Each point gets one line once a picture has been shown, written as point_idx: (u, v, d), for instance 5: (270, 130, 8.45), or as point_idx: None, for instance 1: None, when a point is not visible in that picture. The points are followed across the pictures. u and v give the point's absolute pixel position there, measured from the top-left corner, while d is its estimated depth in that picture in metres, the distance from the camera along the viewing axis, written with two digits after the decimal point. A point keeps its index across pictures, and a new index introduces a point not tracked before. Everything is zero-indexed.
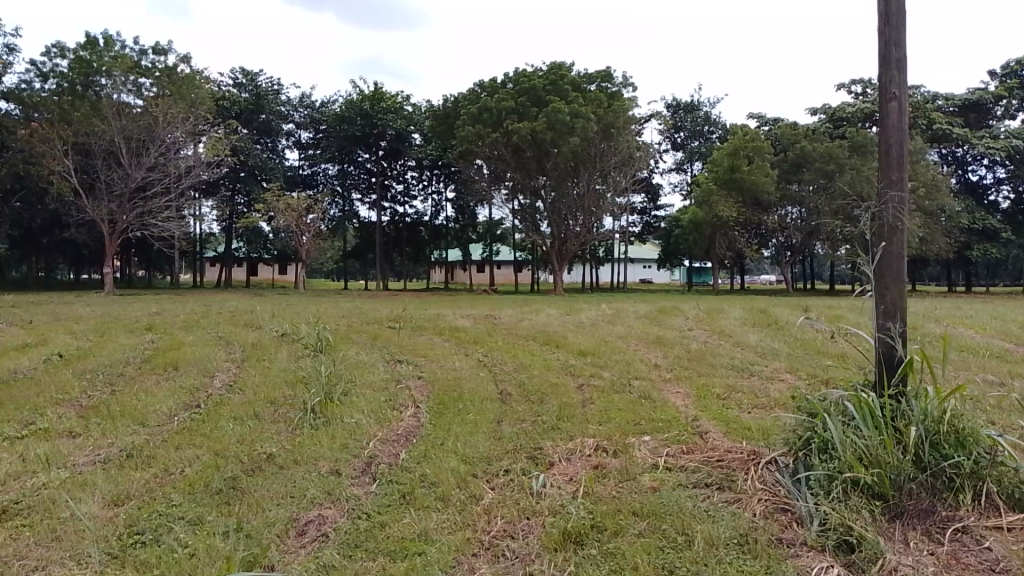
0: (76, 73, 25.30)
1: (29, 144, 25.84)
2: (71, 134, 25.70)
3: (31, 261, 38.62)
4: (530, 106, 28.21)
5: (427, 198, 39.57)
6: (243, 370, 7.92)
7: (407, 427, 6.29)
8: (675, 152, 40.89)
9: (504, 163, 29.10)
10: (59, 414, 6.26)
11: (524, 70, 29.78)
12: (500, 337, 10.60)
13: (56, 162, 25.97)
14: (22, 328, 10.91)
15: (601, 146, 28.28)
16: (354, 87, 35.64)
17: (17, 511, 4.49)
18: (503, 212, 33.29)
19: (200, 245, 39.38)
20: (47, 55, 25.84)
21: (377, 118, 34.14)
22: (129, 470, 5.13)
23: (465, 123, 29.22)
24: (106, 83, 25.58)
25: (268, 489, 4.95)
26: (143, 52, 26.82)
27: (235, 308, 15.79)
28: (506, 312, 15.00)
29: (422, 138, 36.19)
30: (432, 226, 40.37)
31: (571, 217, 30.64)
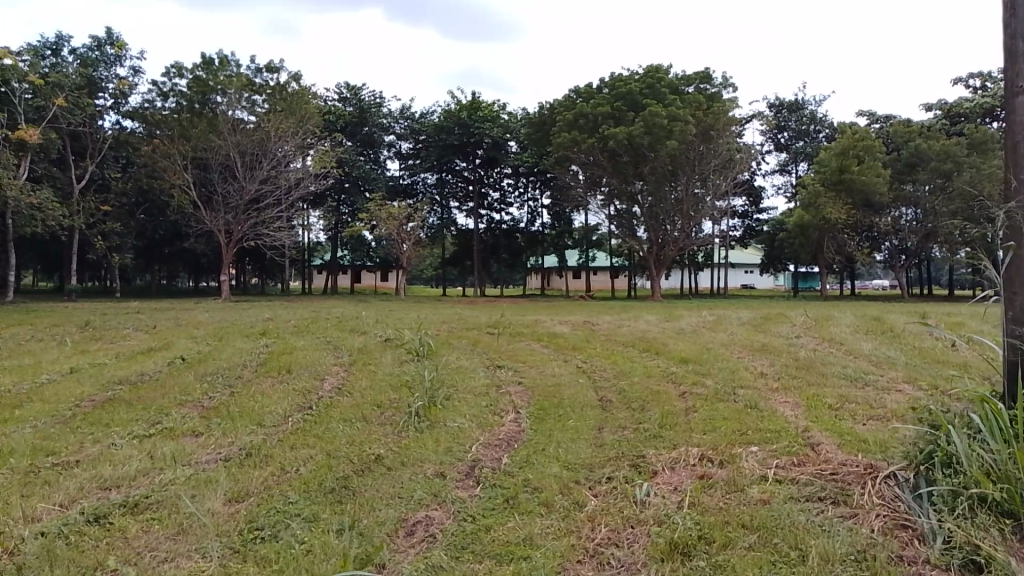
0: (194, 91, 26.70)
1: (151, 160, 27.88)
2: (190, 149, 27.43)
3: (153, 270, 41.38)
4: (627, 111, 27.85)
5: (523, 205, 39.92)
6: (350, 374, 8.21)
7: (510, 432, 6.33)
8: (779, 153, 39.66)
9: (601, 169, 29.19)
10: (182, 415, 6.63)
11: (620, 74, 29.53)
12: (599, 344, 10.54)
13: (176, 176, 27.93)
14: (151, 333, 11.73)
15: (700, 149, 27.82)
16: (452, 97, 36.34)
17: (147, 505, 4.76)
18: (600, 219, 33.45)
19: (307, 253, 41.11)
20: (168, 75, 27.54)
21: (475, 127, 34.76)
22: (248, 469, 5.38)
23: (561, 129, 29.37)
24: (221, 101, 27.00)
25: (378, 489, 5.09)
26: (258, 70, 28.01)
27: (342, 314, 16.46)
28: (607, 318, 14.93)
29: (518, 145, 36.57)
30: (528, 233, 40.45)
31: (670, 223, 30.12)
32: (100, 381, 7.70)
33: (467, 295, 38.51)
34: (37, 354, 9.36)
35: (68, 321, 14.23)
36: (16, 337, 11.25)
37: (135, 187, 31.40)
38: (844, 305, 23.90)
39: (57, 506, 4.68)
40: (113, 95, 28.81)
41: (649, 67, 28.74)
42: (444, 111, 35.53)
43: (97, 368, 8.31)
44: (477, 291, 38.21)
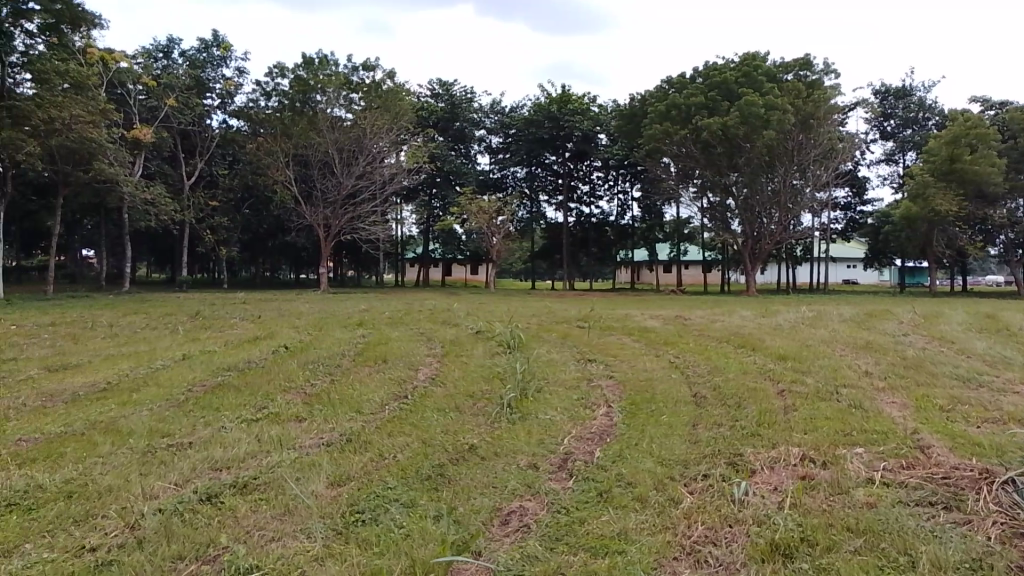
0: (295, 91, 27.50)
1: (258, 157, 29.38)
2: (292, 147, 28.81)
3: (257, 263, 43.44)
4: (721, 101, 27.06)
5: (613, 198, 39.99)
6: (443, 365, 8.36)
7: (601, 426, 6.31)
8: (884, 142, 37.85)
9: (694, 161, 28.64)
10: (287, 400, 6.92)
11: (715, 64, 28.84)
12: (692, 339, 10.36)
13: (279, 172, 29.32)
14: (256, 322, 12.32)
15: (799, 138, 26.98)
16: (543, 91, 36.47)
17: (255, 486, 4.94)
18: (692, 211, 32.92)
19: (401, 247, 42.17)
20: (271, 75, 28.76)
21: (565, 121, 34.77)
22: (349, 454, 5.56)
23: (653, 121, 28.92)
24: (321, 99, 27.75)
25: (472, 478, 5.17)
26: (354, 69, 28.44)
27: (435, 307, 16.80)
28: (700, 313, 14.64)
29: (609, 138, 36.31)
30: (618, 226, 40.48)
31: (766, 215, 29.56)
32: (211, 367, 8.13)
33: (556, 288, 38.69)
34: (154, 341, 9.97)
35: (183, 310, 15.14)
36: (136, 325, 12.04)
37: (240, 183, 33.01)
38: (954, 301, 22.59)
39: (173, 485, 4.91)
40: (220, 95, 30.29)
41: (745, 56, 27.88)
42: (534, 104, 35.63)
43: (206, 355, 8.77)
44: (566, 284, 38.28)
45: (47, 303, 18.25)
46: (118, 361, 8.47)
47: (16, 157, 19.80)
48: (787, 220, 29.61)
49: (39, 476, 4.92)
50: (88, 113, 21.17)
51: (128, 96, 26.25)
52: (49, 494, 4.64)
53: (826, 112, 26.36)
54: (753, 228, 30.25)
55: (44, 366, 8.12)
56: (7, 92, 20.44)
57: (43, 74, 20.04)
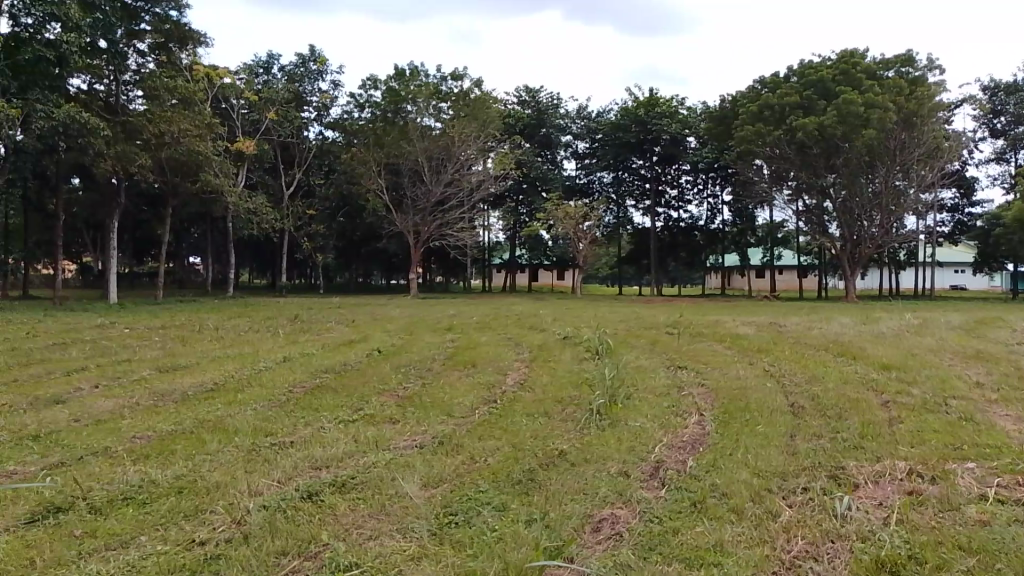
0: (387, 102, 28.97)
1: (351, 167, 30.51)
2: (383, 157, 29.63)
3: (352, 269, 44.98)
4: (818, 100, 26.14)
5: (702, 202, 39.18)
6: (531, 370, 8.39)
7: (694, 434, 6.19)
8: (994, 140, 35.64)
9: (788, 163, 27.73)
10: (381, 402, 7.11)
11: (810, 62, 27.87)
12: (787, 346, 10.03)
13: (371, 182, 30.36)
14: (351, 326, 12.76)
15: (901, 138, 25.77)
16: (630, 95, 36.19)
17: (353, 485, 5.09)
18: (786, 215, 31.91)
19: (488, 253, 42.68)
20: (365, 87, 29.95)
21: (652, 124, 34.33)
22: (442, 456, 5.66)
23: (745, 122, 28.23)
24: (412, 110, 28.87)
25: (563, 484, 5.17)
26: (443, 78, 29.42)
27: (522, 312, 16.93)
28: (795, 320, 14.15)
29: (698, 141, 35.68)
30: (708, 231, 39.65)
31: (866, 218, 28.42)
32: (310, 369, 8.46)
33: (644, 294, 38.26)
34: (257, 343, 10.46)
35: (283, 314, 15.83)
36: (241, 328, 12.67)
37: (335, 193, 34.26)
38: None
39: (276, 482, 5.11)
40: (317, 108, 31.67)
41: (843, 53, 26.88)
42: (620, 109, 35.39)
43: (306, 358, 9.12)
44: (654, 290, 37.75)
45: (160, 307, 19.45)
46: (224, 362, 8.92)
47: (130, 170, 21.32)
48: (890, 223, 28.32)
49: (153, 471, 5.20)
50: (195, 127, 22.57)
51: (231, 110, 27.88)
52: (163, 489, 4.90)
53: (931, 110, 25.04)
54: (852, 232, 29.02)
55: (157, 367, 8.64)
56: (120, 108, 22.06)
57: (154, 91, 21.45)
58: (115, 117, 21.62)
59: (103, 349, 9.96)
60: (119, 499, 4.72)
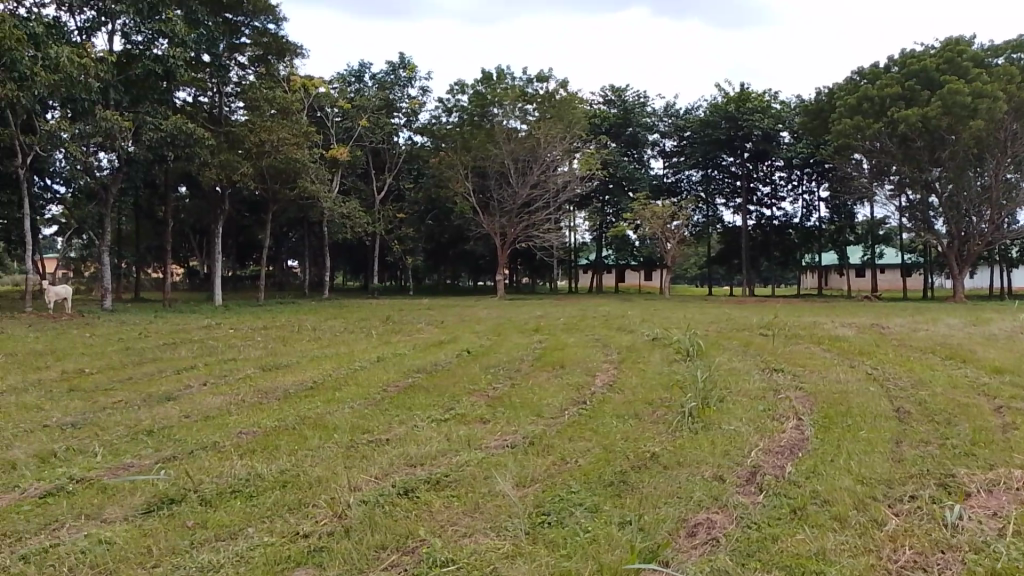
0: (474, 106, 29.57)
1: (439, 170, 31.31)
2: (470, 160, 30.43)
3: (440, 271, 45.80)
4: (921, 90, 24.78)
5: (797, 199, 37.60)
6: (620, 371, 8.33)
7: (791, 439, 5.99)
8: None
9: (890, 157, 26.36)
10: (472, 402, 7.22)
11: (912, 51, 26.57)
12: (890, 349, 9.58)
13: (460, 184, 31.00)
14: (440, 327, 13.00)
15: (1013, 128, 24.27)
16: (720, 91, 35.44)
17: (447, 483, 5.18)
18: (888, 211, 30.57)
19: (574, 254, 42.58)
20: (453, 92, 30.44)
21: (744, 120, 33.51)
22: (533, 456, 5.69)
23: (842, 115, 27.06)
24: (498, 112, 29.29)
25: (656, 487, 5.10)
26: (529, 81, 29.56)
27: (610, 313, 16.83)
28: (899, 321, 13.47)
29: (792, 136, 34.53)
30: (803, 229, 37.94)
31: (975, 214, 27.26)
32: (402, 369, 8.67)
33: (735, 294, 37.37)
34: (351, 344, 10.78)
35: (376, 315, 16.29)
36: (336, 329, 13.09)
37: (425, 196, 35.13)
38: None
39: (374, 478, 5.26)
40: (406, 113, 32.47)
41: (950, 40, 25.46)
42: (710, 105, 34.72)
43: (398, 358, 9.35)
44: (745, 290, 36.80)
45: (261, 308, 20.33)
46: (322, 362, 9.26)
47: (232, 178, 22.44)
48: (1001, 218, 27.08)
49: (259, 465, 5.45)
50: (293, 136, 23.28)
51: (326, 119, 29.19)
52: (268, 483, 5.12)
53: None
54: (959, 228, 27.86)
55: (260, 366, 9.06)
56: (224, 118, 23.61)
57: (254, 102, 22.51)
58: (219, 128, 23.00)
59: (209, 349, 10.50)
60: (228, 492, 4.96)
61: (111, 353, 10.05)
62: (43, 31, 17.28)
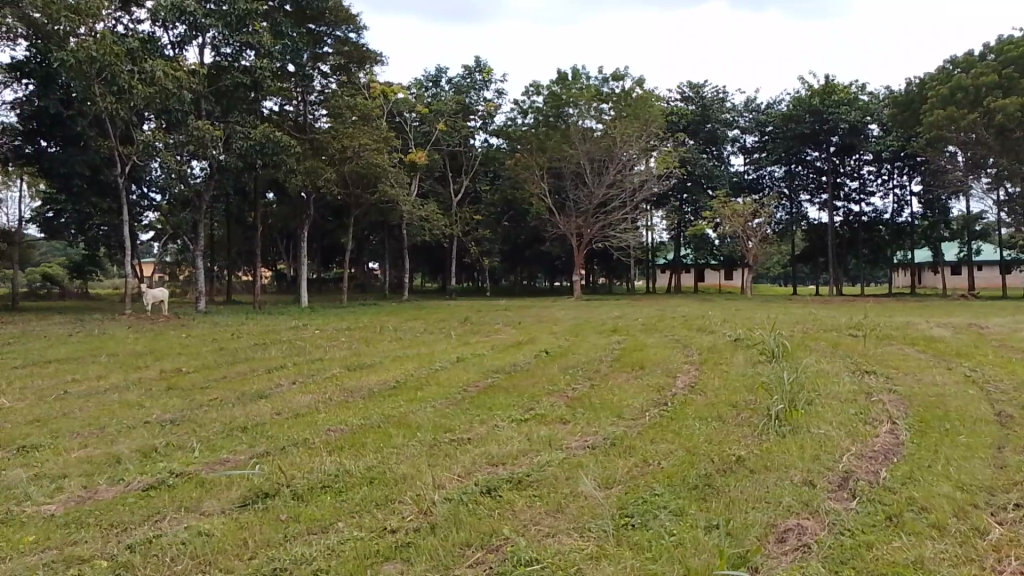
0: (549, 107, 29.93)
1: (514, 172, 31.66)
2: (546, 160, 30.79)
3: (516, 272, 46.09)
4: (1020, 78, 23.52)
5: (888, 193, 35.89)
6: (702, 372, 8.18)
7: (884, 444, 5.75)
8: None
9: (986, 149, 24.99)
10: (552, 402, 7.23)
11: (1010, 36, 25.20)
12: (991, 350, 9.08)
13: (536, 186, 31.33)
14: (518, 328, 13.08)
15: None
16: (803, 84, 34.42)
17: (529, 482, 5.20)
18: (985, 205, 29.12)
19: (652, 254, 42.12)
20: (528, 93, 30.65)
21: (829, 113, 32.40)
22: (614, 457, 5.64)
23: (934, 106, 25.84)
24: (574, 113, 29.47)
25: (742, 490, 4.97)
26: (604, 80, 29.74)
27: (690, 313, 16.56)
28: (1002, 321, 12.74)
29: (881, 129, 33.19)
30: (893, 225, 36.51)
31: None
32: (482, 369, 8.76)
33: (821, 294, 36.19)
34: (431, 344, 10.97)
35: (454, 316, 16.53)
36: (417, 329, 13.34)
37: (501, 198, 35.57)
38: None
39: (458, 477, 5.32)
40: (482, 116, 32.81)
41: None
42: (793, 99, 33.72)
43: (478, 359, 9.45)
44: (831, 290, 35.59)
45: (344, 309, 20.93)
46: (404, 361, 9.46)
47: (316, 184, 23.23)
48: None
49: (347, 462, 5.60)
50: (374, 141, 23.74)
51: (404, 124, 29.88)
52: (356, 479, 5.26)
53: None
54: None
55: (345, 365, 9.33)
56: (307, 126, 24.40)
57: (337, 110, 23.27)
58: (304, 135, 23.90)
59: (296, 349, 10.87)
60: (318, 487, 5.11)
61: (206, 353, 10.53)
62: (140, 46, 18.68)
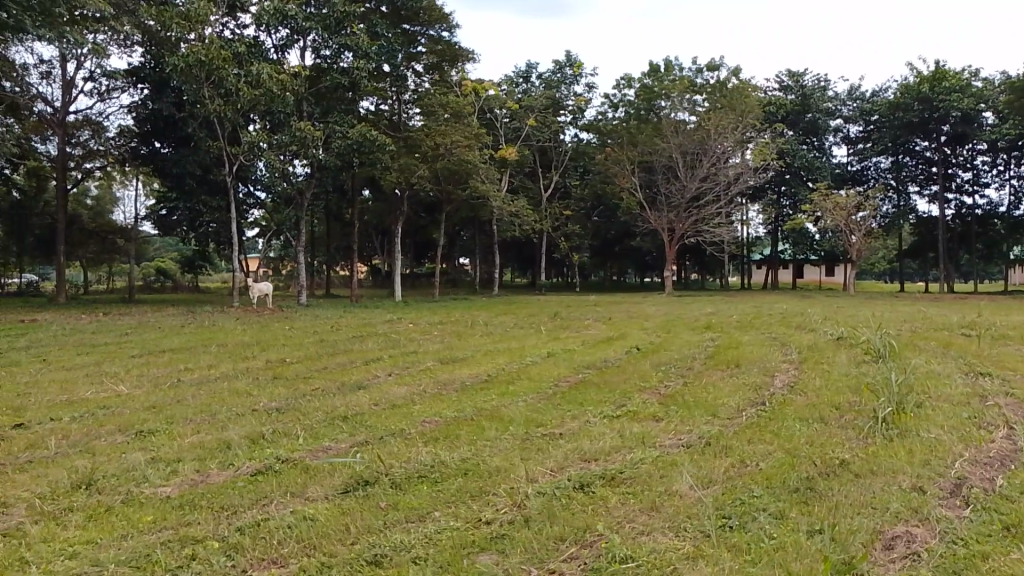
0: (641, 100, 30.19)
1: (605, 167, 31.46)
2: (637, 154, 30.59)
3: (606, 268, 45.74)
4: None
5: (1004, 184, 33.44)
6: (803, 372, 7.90)
7: (1001, 449, 5.40)
8: None
9: None
10: (644, 399, 7.15)
11: None
12: None
13: (626, 180, 31.02)
14: (608, 323, 13.01)
15: None
16: (911, 70, 32.66)
17: (623, 479, 5.16)
18: None
19: (747, 249, 41.00)
20: (619, 86, 30.38)
21: (938, 101, 30.65)
22: (710, 457, 5.53)
23: None
24: (667, 105, 28.83)
25: (846, 495, 4.77)
26: (699, 71, 29.46)
27: (789, 310, 15.97)
28: None
29: (997, 116, 30.95)
30: (1010, 220, 34.01)
31: None
32: (573, 364, 8.76)
33: (930, 291, 34.23)
34: (522, 338, 11.06)
35: (545, 311, 16.61)
36: (509, 324, 13.45)
37: (590, 192, 35.47)
38: None
39: (550, 471, 5.34)
40: (572, 111, 32.78)
41: None
42: (901, 86, 32.07)
43: (569, 354, 9.44)
44: (940, 287, 33.58)
45: (438, 304, 21.35)
46: (495, 356, 9.57)
47: (410, 181, 23.81)
48: None
49: (442, 453, 5.72)
50: (466, 138, 24.07)
51: (495, 120, 30.43)
52: (451, 470, 5.36)
53: None
54: None
55: (438, 358, 9.52)
56: (402, 124, 25.03)
57: (431, 108, 23.86)
58: (398, 133, 24.54)
59: (392, 342, 11.19)
60: (414, 477, 5.24)
61: (308, 345, 10.98)
62: (246, 50, 19.59)
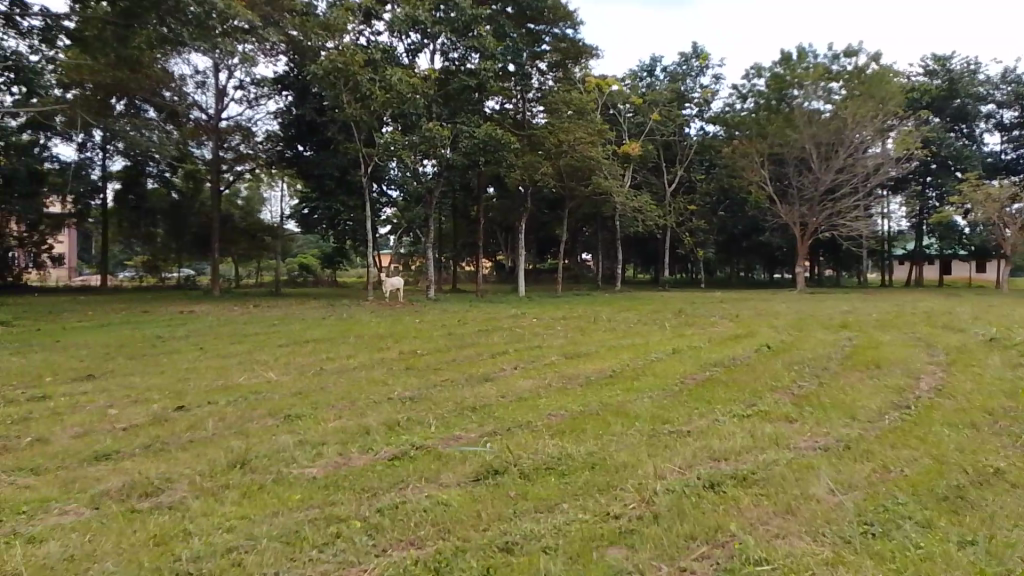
0: (771, 90, 28.36)
1: (732, 160, 30.83)
2: (767, 147, 29.31)
3: (733, 263, 44.24)
4: None
5: None
6: (951, 375, 7.40)
7: None
8: None
9: None
10: (776, 399, 6.93)
11: None
12: None
13: (755, 173, 30.44)
14: (736, 321, 12.62)
15: None
16: None
17: (755, 480, 5.04)
18: None
19: (888, 244, 38.77)
20: (748, 77, 29.34)
21: None
22: (849, 461, 5.28)
23: None
24: (799, 94, 27.60)
25: (1003, 506, 4.43)
26: (835, 57, 27.62)
27: (937, 309, 14.84)
28: None
29: None
30: None
31: None
32: (700, 361, 8.61)
33: None
34: (646, 335, 10.97)
35: (670, 307, 16.33)
36: (633, 320, 13.37)
37: (717, 187, 34.63)
38: None
39: (679, 468, 5.30)
40: (698, 104, 31.99)
41: None
42: None
43: (695, 351, 9.27)
44: None
45: (562, 299, 21.43)
46: (620, 351, 9.55)
47: (535, 177, 24.16)
48: None
49: (570, 446, 5.79)
50: (589, 134, 24.06)
51: (618, 116, 29.95)
52: (578, 464, 5.42)
53: None
54: None
55: (561, 353, 9.61)
56: (526, 122, 25.18)
57: (553, 105, 23.85)
58: (522, 131, 24.78)
59: (516, 336, 11.39)
60: (543, 468, 5.34)
61: (437, 338, 11.36)
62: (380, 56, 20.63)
